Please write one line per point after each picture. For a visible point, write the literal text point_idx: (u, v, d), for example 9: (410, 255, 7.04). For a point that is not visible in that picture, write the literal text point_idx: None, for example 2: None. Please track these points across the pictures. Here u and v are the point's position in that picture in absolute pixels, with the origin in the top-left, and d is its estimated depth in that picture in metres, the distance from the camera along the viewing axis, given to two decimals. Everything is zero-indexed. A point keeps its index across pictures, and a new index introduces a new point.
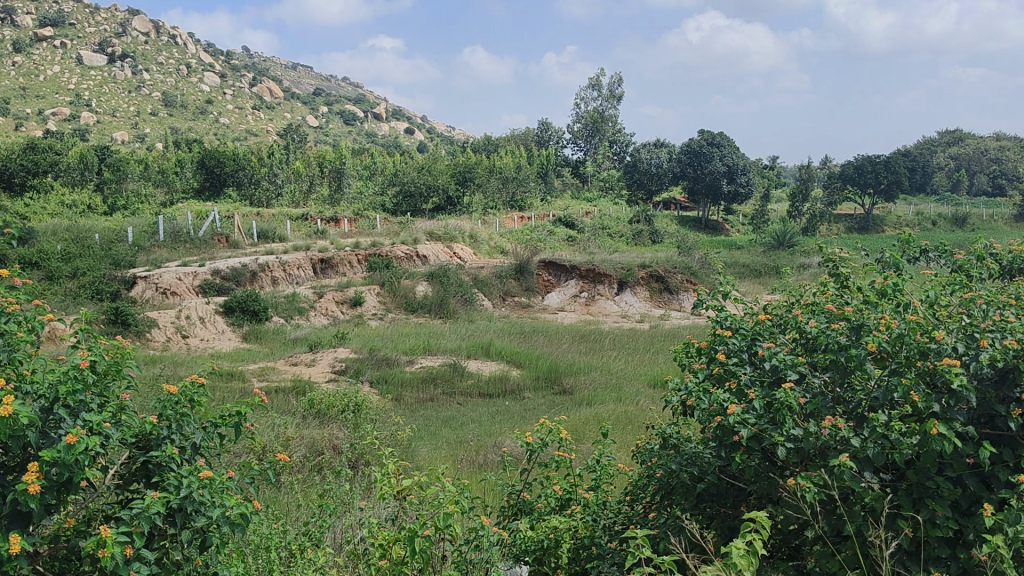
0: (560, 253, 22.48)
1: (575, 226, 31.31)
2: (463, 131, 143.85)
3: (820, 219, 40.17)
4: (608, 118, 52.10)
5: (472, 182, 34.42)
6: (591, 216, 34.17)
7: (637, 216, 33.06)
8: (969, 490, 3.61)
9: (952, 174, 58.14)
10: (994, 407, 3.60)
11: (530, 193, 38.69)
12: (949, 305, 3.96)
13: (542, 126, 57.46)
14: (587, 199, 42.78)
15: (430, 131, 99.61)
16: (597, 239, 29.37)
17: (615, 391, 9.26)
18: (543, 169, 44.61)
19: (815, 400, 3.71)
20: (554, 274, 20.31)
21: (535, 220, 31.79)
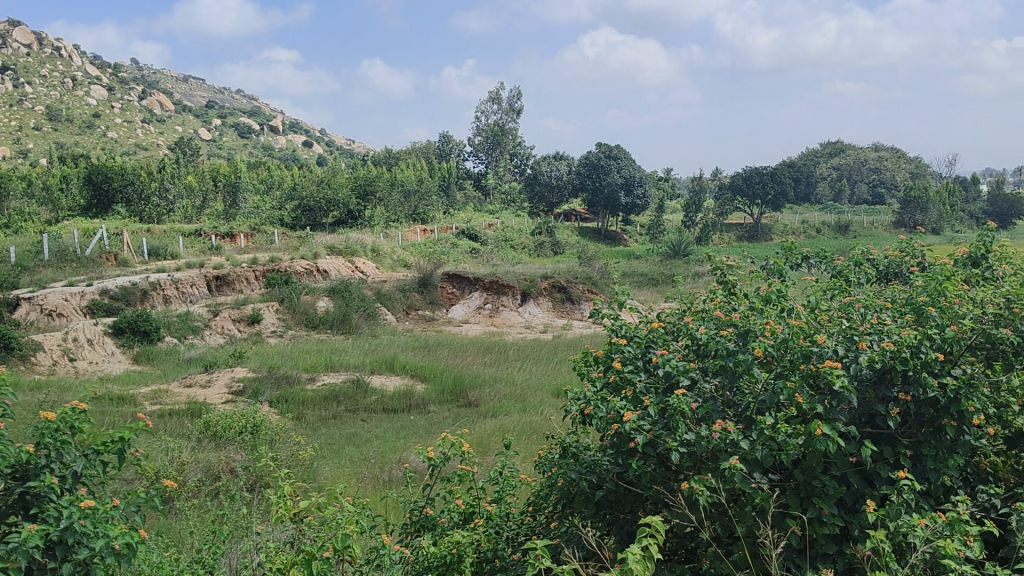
0: (463, 265, 22.52)
1: (477, 238, 31.41)
2: (364, 146, 142.79)
3: (714, 228, 41.48)
4: (508, 131, 52.60)
5: (372, 196, 34.10)
6: (494, 228, 34.34)
7: (539, 227, 33.44)
8: (853, 488, 3.74)
9: (835, 184, 60.99)
10: (874, 406, 3.72)
11: (432, 207, 38.74)
12: (829, 310, 4.13)
13: (443, 139, 57.47)
14: (490, 211, 42.99)
15: (329, 144, 98.46)
16: (500, 250, 29.56)
17: (519, 401, 9.32)
18: (444, 182, 44.60)
19: (705, 405, 3.80)
20: (457, 286, 20.17)
21: (437, 233, 31.80)
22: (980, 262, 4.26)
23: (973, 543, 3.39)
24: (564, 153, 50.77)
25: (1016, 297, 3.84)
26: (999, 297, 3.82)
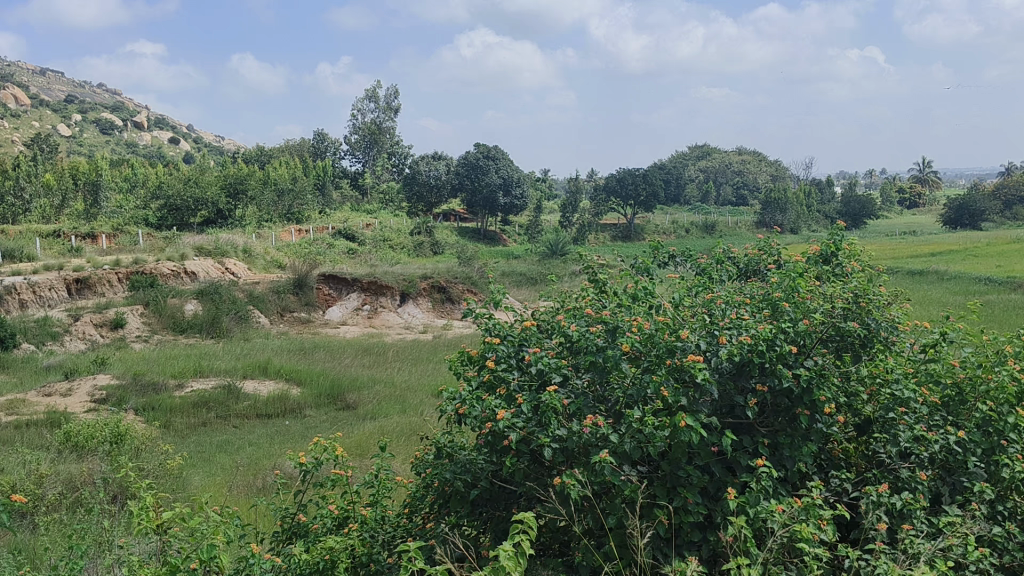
0: (340, 266, 22.13)
1: (355, 238, 31.00)
2: (238, 144, 138.61)
3: (590, 228, 42.32)
4: (385, 130, 52.16)
5: (244, 194, 33.01)
6: (372, 227, 34.00)
7: (419, 228, 33.31)
8: (715, 477, 3.85)
9: (702, 186, 63.43)
10: (733, 397, 3.85)
11: (307, 206, 37.91)
12: (692, 306, 4.28)
13: (318, 137, 56.35)
14: (368, 211, 42.07)
15: (199, 142, 95.04)
16: (378, 251, 29.29)
17: (399, 402, 9.27)
18: (320, 181, 43.72)
19: (576, 401, 3.84)
20: (333, 287, 19.84)
21: (313, 233, 31.08)
22: (831, 259, 4.47)
23: (827, 527, 3.56)
24: (442, 153, 50.72)
25: (862, 292, 4.04)
26: (846, 293, 4.01)
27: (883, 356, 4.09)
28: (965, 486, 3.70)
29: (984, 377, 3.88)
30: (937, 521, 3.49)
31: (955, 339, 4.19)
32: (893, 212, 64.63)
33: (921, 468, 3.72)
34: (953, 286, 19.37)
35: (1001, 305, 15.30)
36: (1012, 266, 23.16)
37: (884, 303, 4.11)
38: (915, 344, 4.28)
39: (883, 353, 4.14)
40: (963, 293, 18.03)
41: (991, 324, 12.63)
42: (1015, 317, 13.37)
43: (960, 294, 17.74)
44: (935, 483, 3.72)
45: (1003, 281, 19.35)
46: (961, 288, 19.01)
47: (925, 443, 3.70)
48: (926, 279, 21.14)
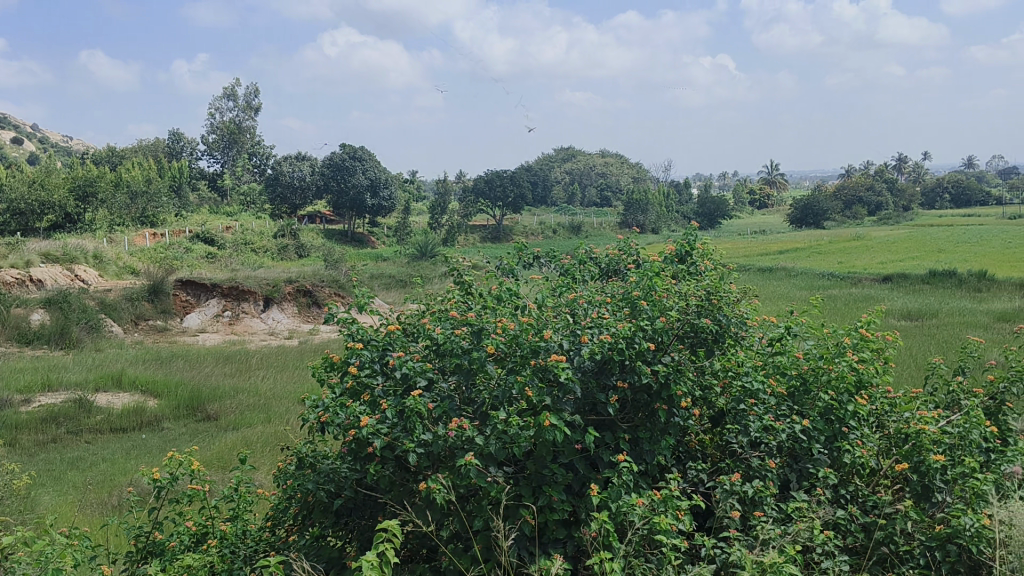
0: (199, 271, 21.29)
1: (215, 242, 29.89)
2: (84, 143, 131.22)
3: (459, 229, 42.41)
4: (244, 130, 50.66)
5: (93, 198, 31.58)
6: (232, 230, 32.91)
7: (282, 230, 32.54)
8: (579, 473, 3.86)
9: (568, 187, 64.82)
10: (596, 395, 3.84)
11: (164, 209, 36.16)
12: (556, 306, 4.29)
13: (174, 137, 54.04)
14: (227, 214, 40.18)
15: (43, 141, 89.53)
16: (239, 255, 28.43)
17: (263, 411, 9.01)
18: (176, 183, 41.92)
19: (443, 404, 3.78)
20: (192, 293, 19.05)
21: (169, 237, 29.63)
22: (685, 259, 4.61)
23: (685, 517, 3.64)
24: (307, 154, 49.63)
25: (714, 289, 4.18)
26: (700, 290, 4.11)
27: (734, 351, 4.24)
28: (811, 471, 3.88)
29: (827, 367, 4.05)
30: (787, 507, 3.65)
31: (799, 333, 4.40)
32: (745, 213, 68.00)
33: (770, 457, 3.87)
34: (799, 282, 20.55)
35: (841, 298, 16.34)
36: (851, 262, 24.77)
37: (735, 300, 4.25)
38: (764, 338, 4.45)
39: (735, 347, 4.28)
40: (807, 288, 19.17)
41: (829, 318, 13.48)
42: (851, 310, 14.32)
43: (805, 289, 18.85)
44: (783, 470, 3.88)
45: (843, 277, 20.70)
46: (807, 283, 20.13)
47: (773, 432, 3.85)
48: (776, 275, 22.26)
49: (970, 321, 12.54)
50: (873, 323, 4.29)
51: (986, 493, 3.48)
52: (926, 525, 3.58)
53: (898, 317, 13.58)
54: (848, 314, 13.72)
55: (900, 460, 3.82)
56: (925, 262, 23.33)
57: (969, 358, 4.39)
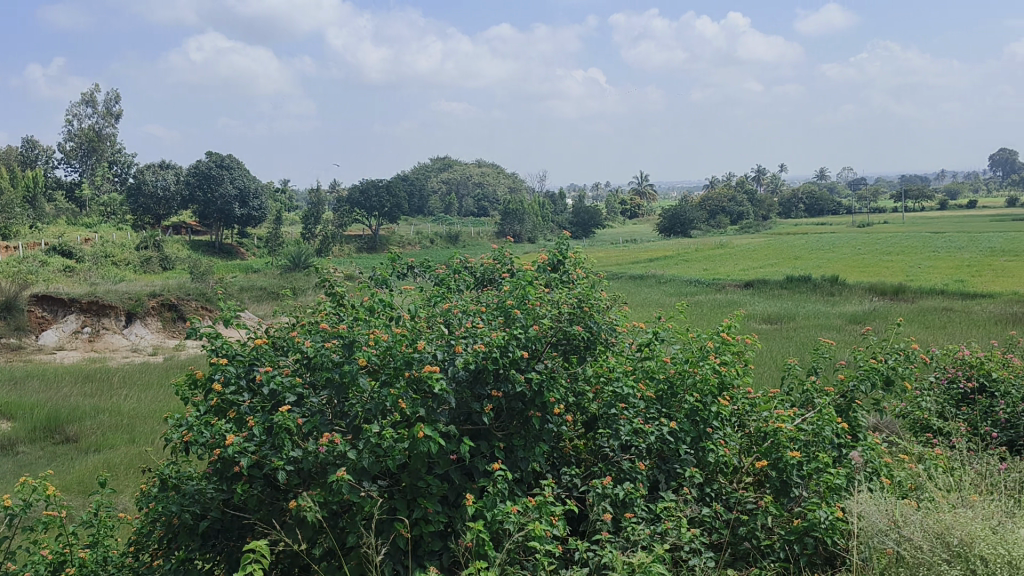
0: (55, 285, 20.20)
1: (72, 255, 28.35)
2: None
3: (333, 239, 41.68)
4: (106, 137, 48.43)
5: None
6: (91, 241, 31.30)
7: (145, 242, 31.23)
8: (455, 484, 3.83)
9: (445, 197, 64.96)
10: (470, 405, 3.83)
11: (16, 220, 34.02)
12: (430, 316, 4.25)
13: (28, 143, 51.06)
14: (86, 225, 38.15)
15: None
16: (100, 268, 27.13)
17: (127, 431, 8.61)
18: (30, 192, 39.59)
19: (312, 419, 3.70)
20: (48, 308, 18.09)
21: (21, 249, 27.93)
22: (558, 268, 4.68)
23: (558, 523, 3.68)
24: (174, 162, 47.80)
25: (585, 297, 4.23)
26: (572, 298, 4.15)
27: (604, 357, 4.33)
28: (678, 472, 4.01)
29: (692, 370, 4.20)
30: (655, 508, 3.76)
31: (666, 338, 4.54)
32: (618, 222, 69.94)
33: (639, 459, 3.97)
34: (668, 288, 21.26)
35: (706, 304, 17.02)
36: (715, 269, 25.85)
37: (605, 307, 4.32)
38: (634, 343, 4.56)
39: (605, 353, 4.36)
40: (675, 294, 19.87)
41: (694, 323, 14.01)
42: (715, 314, 14.94)
43: (673, 295, 19.52)
44: (652, 472, 3.99)
45: (709, 283, 21.57)
46: (676, 290, 20.86)
47: (642, 435, 3.95)
48: (647, 282, 22.97)
49: (822, 324, 13.28)
50: (734, 328, 4.48)
51: (840, 486, 3.70)
52: (785, 519, 3.75)
53: (759, 321, 14.24)
54: (713, 319, 14.30)
55: (761, 457, 3.99)
56: (783, 269, 24.60)
57: (821, 358, 4.64)
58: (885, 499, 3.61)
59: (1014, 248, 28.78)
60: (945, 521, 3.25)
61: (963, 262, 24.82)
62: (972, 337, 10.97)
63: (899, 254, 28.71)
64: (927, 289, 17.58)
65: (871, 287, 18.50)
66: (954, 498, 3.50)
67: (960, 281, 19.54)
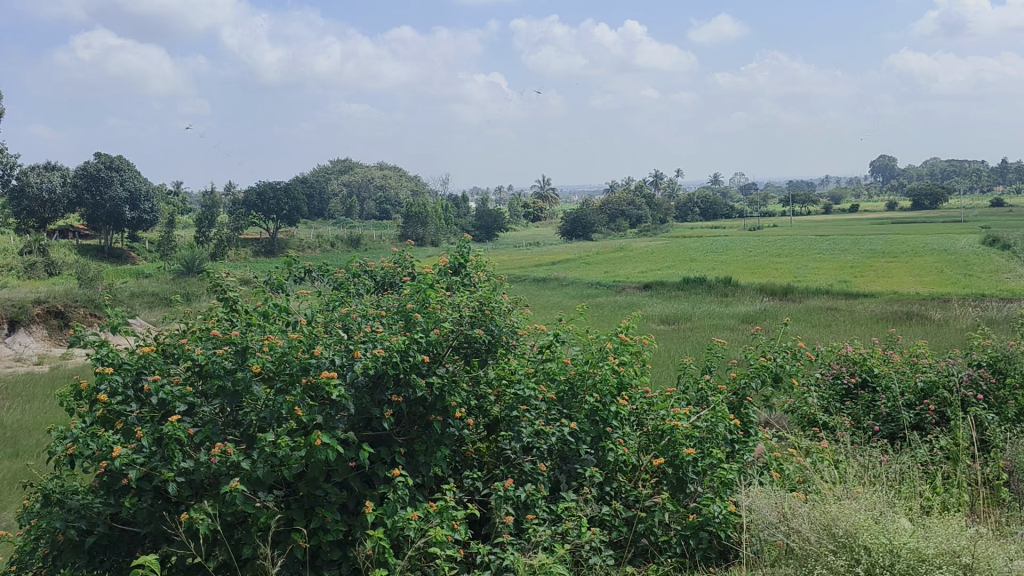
0: None
1: None
2: None
3: (229, 243, 40.47)
4: None
5: None
6: None
7: (28, 246, 29.68)
8: (354, 492, 3.76)
9: (346, 200, 64.11)
10: (370, 411, 3.75)
11: None
12: (328, 320, 4.17)
13: None
14: None
15: None
16: None
17: (7, 446, 8.17)
18: None
19: (204, 429, 3.60)
20: None
21: None
22: (459, 271, 4.67)
23: (460, 527, 3.66)
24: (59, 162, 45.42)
25: (486, 300, 4.20)
26: (472, 301, 4.12)
27: (505, 359, 4.32)
28: (578, 472, 4.05)
29: (591, 371, 4.25)
30: (556, 508, 3.78)
31: (567, 340, 4.58)
32: (521, 225, 70.57)
33: (540, 460, 3.99)
34: (569, 290, 21.52)
35: (607, 306, 17.32)
36: (617, 271, 26.40)
37: (505, 310, 4.32)
38: (535, 345, 4.58)
39: (506, 356, 4.36)
40: (577, 296, 20.17)
41: (593, 325, 14.22)
42: (614, 316, 15.21)
43: (575, 298, 19.80)
44: (553, 473, 4.01)
45: (609, 285, 21.96)
46: (578, 292, 21.15)
47: (544, 436, 3.97)
48: (550, 284, 23.21)
49: (718, 323, 13.71)
50: (631, 329, 4.57)
51: (732, 481, 3.82)
52: (681, 515, 3.85)
53: (657, 322, 14.56)
54: (612, 320, 14.56)
55: (658, 455, 4.08)
56: (681, 270, 25.27)
57: (714, 357, 4.78)
58: (775, 493, 3.73)
59: (893, 249, 30.39)
60: (831, 513, 3.34)
61: (846, 263, 26.05)
62: (854, 334, 11.50)
63: (787, 256, 29.89)
64: (813, 289, 18.37)
65: (762, 287, 19.20)
66: (839, 490, 3.64)
67: (843, 281, 20.50)
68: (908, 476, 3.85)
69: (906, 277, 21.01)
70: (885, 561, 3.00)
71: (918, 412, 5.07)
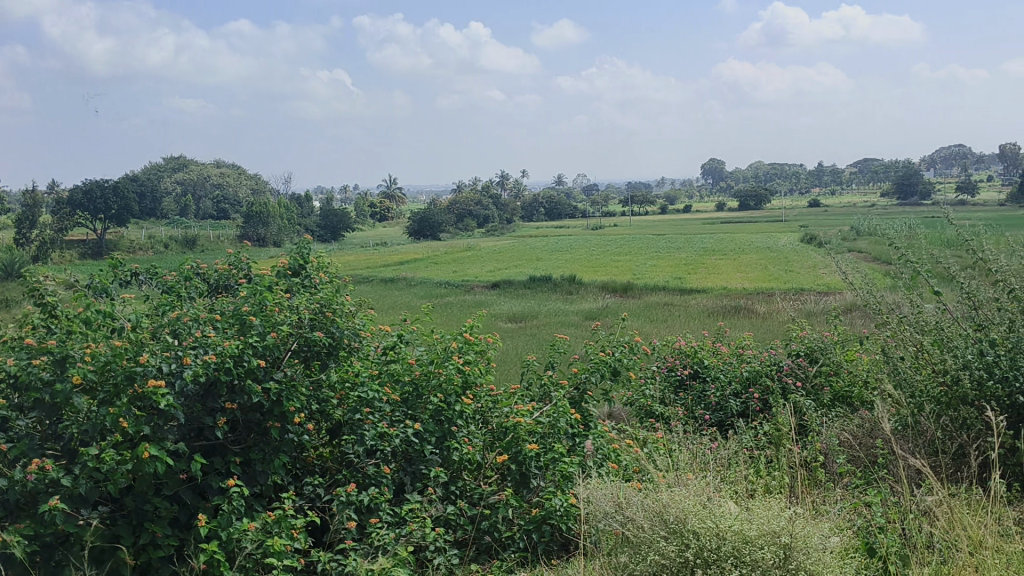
0: None
1: None
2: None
3: (52, 245, 37.82)
4: None
5: None
6: None
7: None
8: (186, 505, 3.60)
9: (180, 199, 61.42)
10: (202, 420, 3.59)
11: None
12: (158, 325, 3.95)
13: None
14: None
15: None
16: None
17: None
18: None
19: (18, 445, 3.33)
20: None
21: None
22: (299, 272, 4.55)
23: (299, 535, 3.56)
24: None
25: (328, 302, 4.07)
26: (313, 303, 3.98)
27: (348, 362, 4.22)
28: (424, 473, 4.01)
29: (435, 371, 4.25)
30: (400, 510, 3.74)
31: (411, 340, 4.55)
32: (367, 225, 70.11)
33: (384, 463, 3.95)
34: (418, 290, 21.47)
35: (454, 305, 17.36)
36: (465, 270, 26.57)
37: (349, 312, 4.21)
38: (378, 347, 4.52)
39: (350, 358, 4.26)
40: (425, 296, 20.12)
41: (440, 325, 14.25)
42: (464, 315, 15.23)
43: (423, 298, 19.80)
44: (398, 475, 3.97)
45: (459, 284, 22.05)
46: (426, 292, 21.13)
47: (387, 439, 3.93)
48: (398, 284, 23.07)
49: (562, 320, 14.05)
50: (475, 328, 4.60)
51: (572, 474, 3.93)
52: (524, 510, 3.94)
53: (505, 320, 14.74)
54: (459, 320, 14.61)
55: (502, 452, 4.14)
56: (527, 269, 25.72)
57: (556, 354, 4.88)
58: (611, 484, 3.83)
59: (724, 248, 32.16)
60: (663, 501, 3.42)
61: (680, 261, 27.30)
62: (686, 329, 12.07)
63: (627, 254, 31.01)
64: (650, 287, 19.16)
65: (603, 285, 19.80)
66: (672, 477, 3.78)
67: (678, 278, 21.51)
68: (734, 461, 4.06)
69: (735, 273, 22.28)
70: (712, 545, 3.07)
71: (743, 400, 5.37)
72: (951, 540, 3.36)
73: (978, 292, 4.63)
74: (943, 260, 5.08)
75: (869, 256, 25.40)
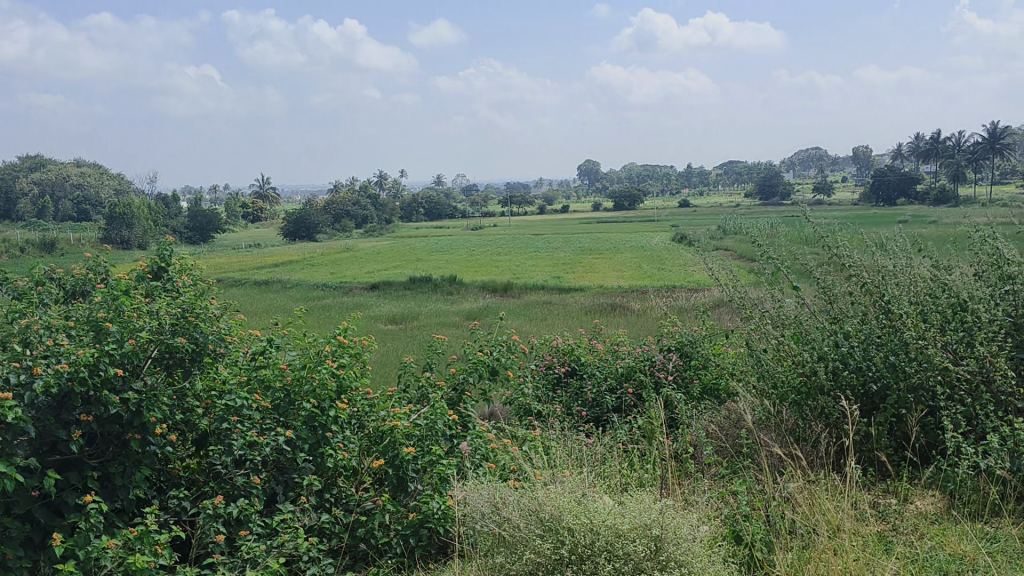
0: None
1: None
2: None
3: None
4: None
5: None
6: None
7: None
8: (39, 523, 3.40)
9: (36, 201, 58.16)
10: (56, 433, 3.39)
11: None
12: (5, 333, 3.71)
13: None
14: None
15: None
16: None
17: None
18: None
19: None
20: None
21: None
22: (160, 275, 4.37)
23: (165, 550, 3.42)
24: None
25: (191, 305, 3.92)
26: (175, 308, 3.82)
27: (215, 369, 4.08)
28: (296, 481, 3.93)
29: (308, 376, 4.15)
30: (271, 521, 3.64)
31: (282, 345, 4.45)
32: (238, 225, 68.34)
33: (255, 472, 3.84)
34: (294, 293, 20.96)
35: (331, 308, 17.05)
36: (343, 272, 26.13)
37: (214, 316, 4.08)
38: (248, 352, 4.40)
39: (216, 364, 4.12)
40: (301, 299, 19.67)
41: (314, 328, 14.00)
42: (338, 319, 14.95)
43: (299, 301, 19.36)
44: (268, 484, 3.88)
45: (337, 287, 21.62)
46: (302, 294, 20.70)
47: (257, 448, 3.83)
48: (272, 288, 22.50)
49: (441, 321, 14.03)
50: (349, 330, 4.55)
51: (448, 476, 3.94)
52: (401, 514, 3.91)
53: (384, 322, 14.60)
54: (335, 323, 14.38)
55: (378, 457, 4.09)
56: (408, 269, 25.54)
57: (433, 355, 4.86)
58: (487, 484, 3.83)
59: (601, 247, 32.83)
60: (538, 499, 3.44)
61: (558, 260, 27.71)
62: (562, 328, 12.26)
63: (508, 254, 31.18)
64: (530, 287, 19.39)
65: (484, 285, 19.88)
66: (547, 475, 3.82)
67: (557, 277, 21.83)
68: (609, 457, 4.14)
69: (611, 271, 22.81)
70: (586, 540, 3.11)
71: (619, 396, 5.49)
72: (812, 525, 3.52)
73: (834, 288, 4.89)
74: (801, 256, 5.35)
75: (737, 254, 26.46)
